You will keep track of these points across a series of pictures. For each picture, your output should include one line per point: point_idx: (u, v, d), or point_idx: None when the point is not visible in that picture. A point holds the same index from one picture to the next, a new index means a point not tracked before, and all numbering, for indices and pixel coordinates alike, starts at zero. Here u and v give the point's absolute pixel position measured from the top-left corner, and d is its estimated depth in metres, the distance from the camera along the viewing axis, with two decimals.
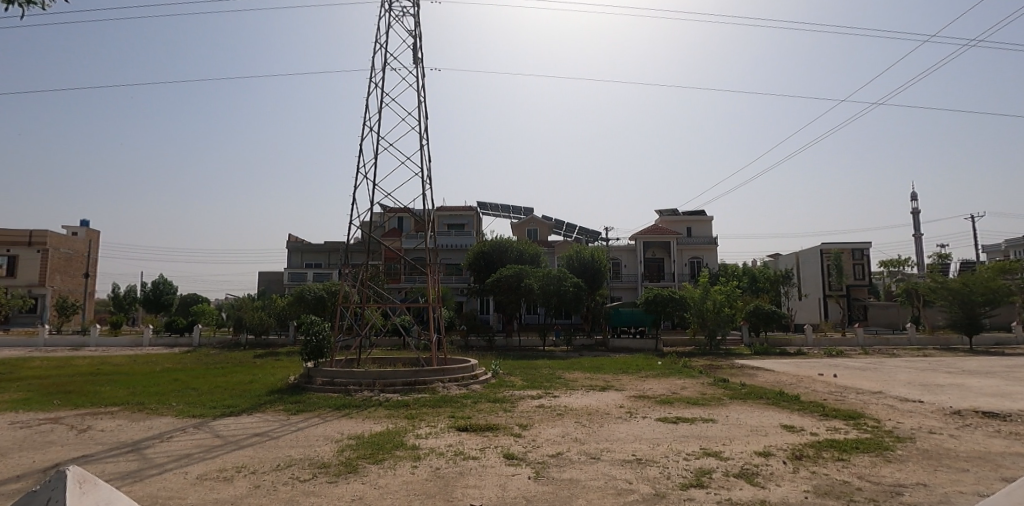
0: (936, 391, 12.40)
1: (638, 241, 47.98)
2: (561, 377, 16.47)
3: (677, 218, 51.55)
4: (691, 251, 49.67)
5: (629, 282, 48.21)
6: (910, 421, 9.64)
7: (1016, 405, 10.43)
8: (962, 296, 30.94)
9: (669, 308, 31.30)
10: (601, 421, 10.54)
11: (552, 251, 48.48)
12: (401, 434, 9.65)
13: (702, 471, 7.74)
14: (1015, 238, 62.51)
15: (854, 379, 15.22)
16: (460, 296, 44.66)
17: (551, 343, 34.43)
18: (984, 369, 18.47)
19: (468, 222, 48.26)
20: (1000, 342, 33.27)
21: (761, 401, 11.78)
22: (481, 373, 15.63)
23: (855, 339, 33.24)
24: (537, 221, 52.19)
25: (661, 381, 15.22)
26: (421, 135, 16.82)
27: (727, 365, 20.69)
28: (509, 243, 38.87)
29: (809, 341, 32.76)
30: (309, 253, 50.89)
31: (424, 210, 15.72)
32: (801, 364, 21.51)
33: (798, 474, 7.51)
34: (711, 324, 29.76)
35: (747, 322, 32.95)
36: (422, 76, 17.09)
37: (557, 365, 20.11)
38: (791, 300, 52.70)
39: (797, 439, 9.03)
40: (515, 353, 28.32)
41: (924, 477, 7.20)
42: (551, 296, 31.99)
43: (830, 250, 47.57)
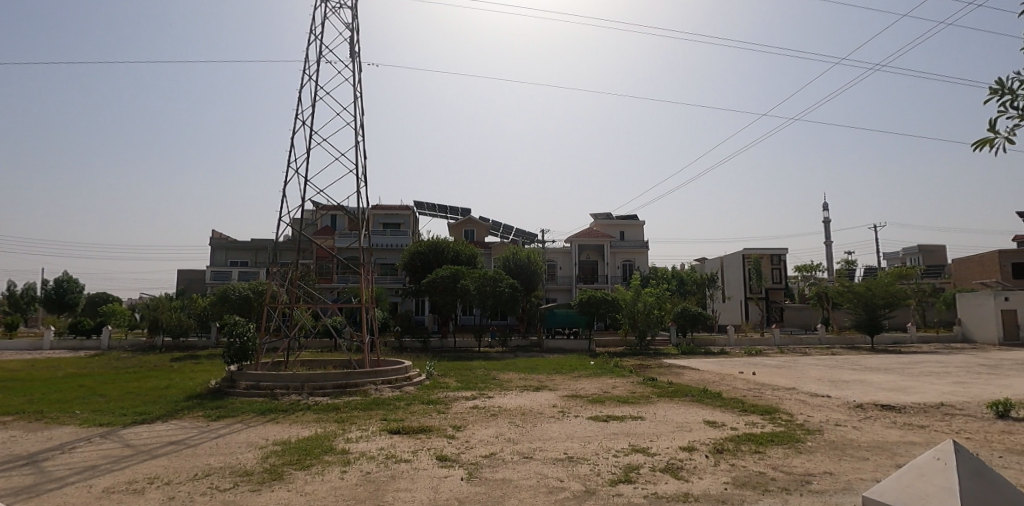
0: (842, 387, 13.40)
1: (573, 244, 48.97)
2: (495, 377, 16.48)
3: (610, 222, 53.29)
4: (624, 254, 51.15)
5: (564, 284, 49.08)
6: (819, 415, 10.36)
7: (911, 399, 11.41)
8: (866, 299, 33.62)
9: (603, 309, 32.14)
10: (534, 421, 10.62)
11: (489, 252, 48.67)
12: (330, 438, 9.33)
13: (630, 467, 8.04)
14: (911, 247, 69.12)
15: (772, 376, 16.16)
16: (396, 298, 43.93)
17: (486, 344, 34.34)
18: (882, 366, 20.20)
19: (404, 222, 47.75)
20: (898, 342, 36.36)
21: (688, 399, 12.24)
22: (415, 375, 15.40)
23: (772, 339, 35.48)
24: (474, 222, 52.09)
25: (594, 380, 15.56)
26: (357, 132, 16.63)
27: (656, 364, 21.52)
28: (445, 244, 38.76)
29: (731, 341, 34.56)
30: (235, 250, 48.49)
31: (358, 209, 15.24)
32: (720, 363, 22.69)
33: (719, 467, 7.98)
34: (642, 325, 30.52)
35: (675, 323, 34.37)
36: (359, 70, 16.83)
37: (491, 366, 20.15)
38: (715, 302, 55.55)
39: (718, 434, 9.48)
40: (449, 354, 28.05)
41: (830, 466, 7.82)
42: (487, 296, 31.86)
43: (751, 255, 50.55)
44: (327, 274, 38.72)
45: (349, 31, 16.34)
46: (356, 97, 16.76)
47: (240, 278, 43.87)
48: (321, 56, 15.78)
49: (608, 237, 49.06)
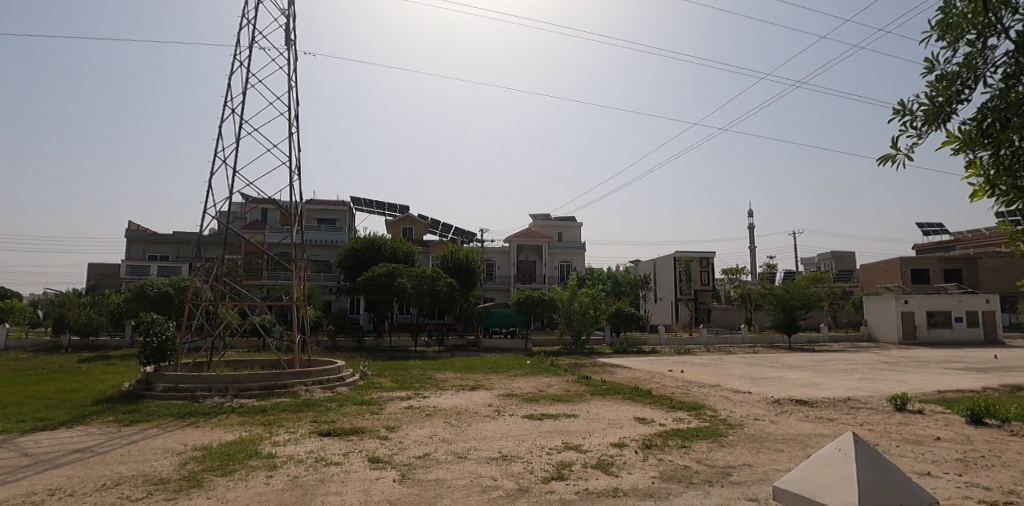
0: (762, 383, 14.24)
1: (512, 244, 49.39)
2: (431, 377, 16.34)
3: (549, 223, 54.41)
4: (561, 255, 52.01)
5: (502, 283, 49.45)
6: (741, 410, 10.95)
7: (822, 394, 12.28)
8: (785, 301, 35.90)
9: (540, 309, 32.55)
10: (470, 420, 10.63)
11: (426, 251, 48.30)
12: (255, 442, 8.93)
13: (563, 464, 8.19)
14: (825, 252, 74.56)
15: (699, 374, 16.91)
16: (330, 296, 42.66)
17: (422, 343, 34.04)
18: (797, 363, 21.65)
19: (339, 218, 46.84)
20: (813, 341, 39.02)
21: (620, 397, 12.61)
22: (348, 375, 15.06)
23: (700, 338, 37.18)
24: (412, 219, 51.48)
25: (530, 379, 15.73)
26: (291, 122, 16.10)
27: (591, 363, 22.04)
28: (382, 241, 38.15)
29: (662, 340, 35.98)
30: (154, 244, 45.58)
31: (291, 203, 14.71)
32: (651, 362, 23.54)
33: (648, 462, 8.27)
34: (578, 324, 31.35)
35: (610, 323, 35.37)
36: (295, 59, 16.31)
37: (427, 366, 19.97)
38: (647, 302, 57.68)
39: (648, 430, 9.82)
40: (384, 354, 27.59)
41: (749, 458, 8.28)
42: (424, 296, 31.58)
43: (681, 257, 52.85)
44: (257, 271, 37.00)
45: (285, 18, 15.76)
46: (291, 87, 16.21)
47: (160, 274, 41.19)
48: (254, 41, 15.14)
49: (546, 237, 49.81)
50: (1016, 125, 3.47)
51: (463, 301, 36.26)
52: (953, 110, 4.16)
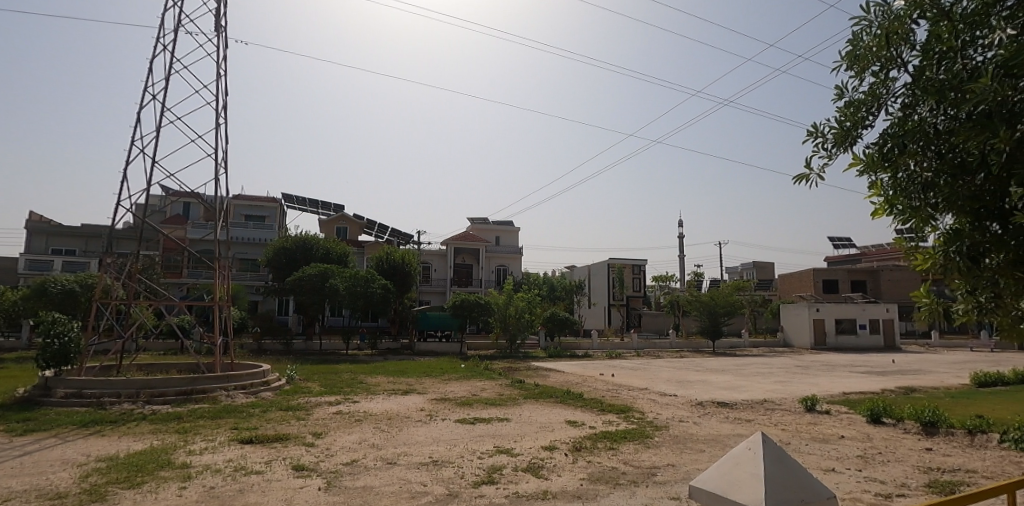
0: (687, 386, 14.92)
1: (449, 246, 49.55)
2: (362, 381, 15.98)
3: (486, 227, 54.92)
4: (498, 259, 52.22)
5: (438, 286, 49.30)
6: (666, 412, 11.41)
7: (741, 396, 13.02)
8: (710, 307, 37.83)
9: (475, 313, 32.64)
10: (401, 425, 10.51)
11: (360, 252, 47.53)
12: (168, 451, 8.40)
13: (494, 468, 8.23)
14: (747, 262, 79.38)
15: (628, 378, 17.48)
16: (255, 297, 40.85)
17: (354, 346, 33.48)
18: (719, 367, 22.83)
19: (270, 216, 44.96)
20: (734, 346, 41.20)
21: (552, 400, 12.83)
22: (273, 379, 14.52)
23: (631, 343, 38.46)
24: (346, 219, 50.43)
25: (463, 383, 15.71)
26: (218, 113, 15.25)
27: (524, 367, 22.31)
28: (314, 240, 37.23)
29: (595, 345, 37.00)
30: (59, 237, 42.06)
31: (216, 197, 13.90)
32: (583, 365, 24.09)
33: (577, 464, 8.45)
34: (513, 328, 31.72)
35: (544, 327, 36.01)
36: (226, 47, 15.48)
37: (358, 369, 19.50)
38: (582, 307, 59.18)
39: (578, 432, 10.05)
40: (313, 357, 26.87)
41: (673, 458, 8.65)
42: (357, 297, 30.82)
43: (615, 264, 55.03)
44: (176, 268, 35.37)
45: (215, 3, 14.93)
46: (220, 75, 15.35)
47: (66, 269, 38.08)
48: (179, 25, 14.24)
49: (482, 241, 50.11)
50: (911, 151, 3.96)
51: (397, 304, 35.80)
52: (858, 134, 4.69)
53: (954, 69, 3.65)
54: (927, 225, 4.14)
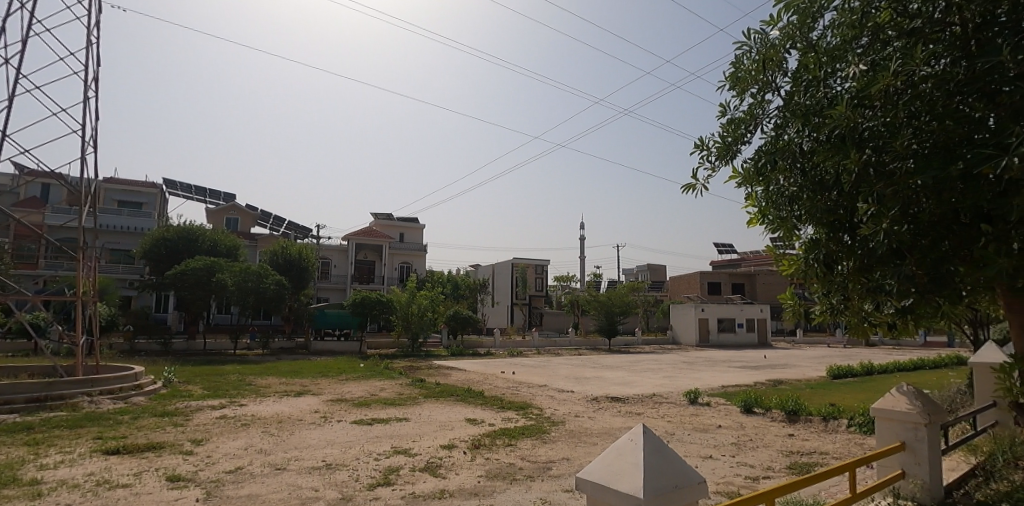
0: (583, 382, 15.62)
1: (349, 242, 48.38)
2: (251, 383, 15.12)
3: (390, 223, 54.58)
4: (402, 256, 51.81)
5: (337, 283, 47.92)
6: (562, 407, 11.87)
7: (632, 391, 13.84)
8: (607, 307, 39.87)
9: (376, 310, 32.16)
10: (292, 429, 10.14)
11: (252, 245, 45.25)
12: (13, 467, 7.45)
13: (390, 469, 8.13)
14: (642, 265, 84.76)
15: (527, 375, 17.96)
16: (128, 291, 37.46)
17: (244, 346, 31.49)
18: (614, 364, 24.09)
19: (148, 203, 41.75)
20: (628, 344, 43.62)
21: (451, 399, 12.90)
22: (146, 384, 13.43)
23: (532, 341, 39.52)
24: (237, 209, 47.74)
25: (362, 383, 15.35)
26: (86, 87, 13.75)
27: (425, 366, 22.25)
28: (200, 232, 34.84)
29: (497, 343, 37.67)
30: None
31: (82, 180, 12.49)
32: (485, 364, 24.38)
33: (474, 461, 8.56)
34: (415, 327, 31.37)
35: (447, 326, 36.11)
36: (97, 14, 14.01)
37: (248, 370, 18.37)
38: (485, 306, 60.08)
39: (478, 430, 10.20)
40: (195, 358, 24.97)
41: (567, 452, 9.01)
42: (247, 293, 29.10)
43: (519, 264, 56.69)
44: (30, 259, 31.32)
45: None
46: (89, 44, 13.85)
47: None
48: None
49: (386, 237, 49.27)
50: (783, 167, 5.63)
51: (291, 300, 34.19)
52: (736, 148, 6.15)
53: (818, 95, 5.45)
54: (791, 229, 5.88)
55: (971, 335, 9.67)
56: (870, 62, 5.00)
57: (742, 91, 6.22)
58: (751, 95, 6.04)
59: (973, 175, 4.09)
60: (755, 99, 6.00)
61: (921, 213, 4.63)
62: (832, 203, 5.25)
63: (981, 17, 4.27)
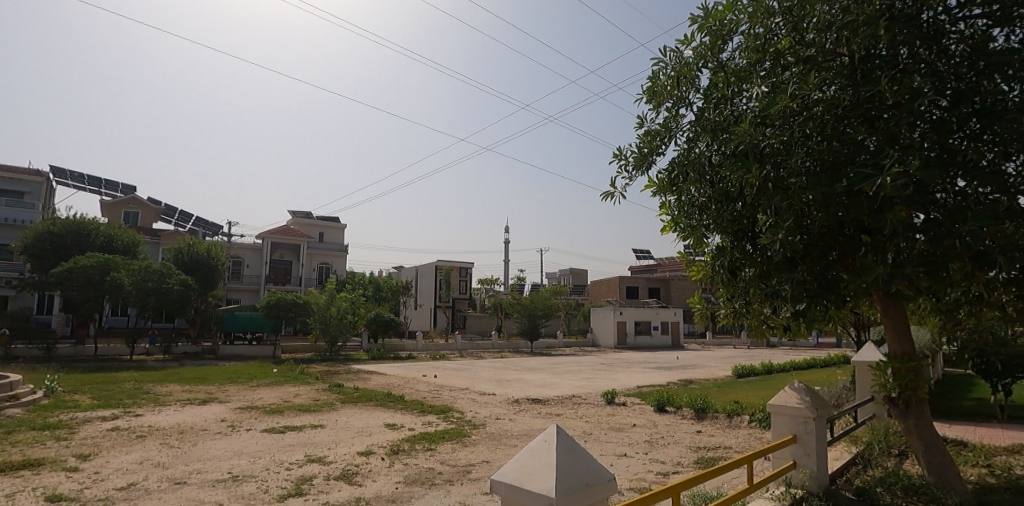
0: (505, 385, 15.76)
1: (264, 240, 46.23)
2: (149, 391, 13.93)
3: (308, 222, 52.26)
4: (321, 256, 49.75)
5: (250, 284, 45.44)
6: (484, 410, 11.88)
7: (552, 392, 14.13)
8: (530, 310, 40.54)
9: (291, 313, 30.41)
10: (196, 440, 9.43)
11: (155, 242, 42.07)
12: None
13: (303, 478, 7.74)
14: (564, 270, 87.18)
15: (449, 378, 17.84)
16: (4, 291, 33.47)
17: (141, 351, 29.05)
18: (534, 366, 24.47)
19: (30, 192, 37.23)
20: (550, 347, 44.54)
21: (371, 403, 12.55)
22: (23, 394, 12.01)
23: (455, 344, 39.42)
24: (139, 202, 44.12)
25: (274, 389, 14.60)
26: None
27: (344, 370, 21.54)
28: (93, 227, 32.02)
29: (419, 346, 37.27)
30: None
31: None
32: (406, 367, 23.97)
33: (393, 467, 8.35)
34: (333, 330, 30.62)
35: (368, 328, 35.33)
36: None
37: (145, 377, 16.91)
38: (407, 309, 59.10)
39: (397, 435, 9.98)
40: (84, 364, 22.65)
41: (487, 454, 9.02)
42: (147, 295, 26.94)
43: (443, 267, 56.39)
44: None
45: None
46: None
47: None
48: None
49: (305, 237, 47.82)
50: (694, 179, 6.10)
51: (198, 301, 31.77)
52: (652, 159, 6.49)
53: (726, 112, 5.81)
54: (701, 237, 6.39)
55: (855, 336, 10.67)
56: (771, 85, 5.36)
57: (658, 104, 6.57)
58: (667, 109, 6.40)
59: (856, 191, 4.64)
60: (669, 113, 6.36)
61: (812, 226, 5.18)
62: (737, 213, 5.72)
63: (866, 50, 4.91)
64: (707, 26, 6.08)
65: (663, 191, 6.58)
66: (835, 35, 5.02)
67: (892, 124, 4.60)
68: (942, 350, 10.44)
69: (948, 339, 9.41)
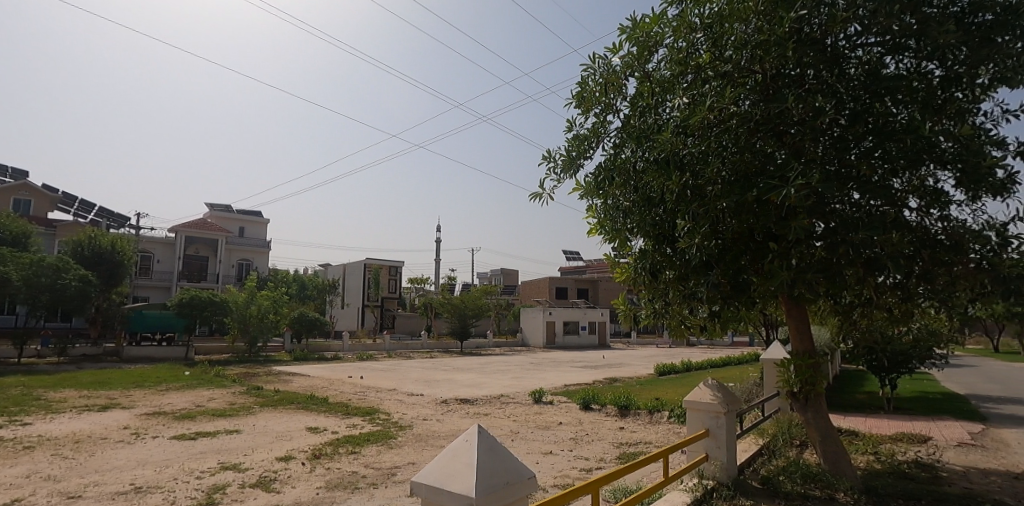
0: (433, 385, 15.62)
1: (178, 234, 43.21)
2: (39, 397, 12.66)
3: (228, 215, 50.09)
4: (240, 253, 47.96)
5: (161, 280, 42.46)
6: (411, 411, 11.72)
7: (480, 392, 14.16)
8: (460, 310, 40.47)
9: (207, 312, 28.46)
10: (94, 450, 8.68)
11: (51, 233, 38.62)
12: None
13: (215, 487, 7.31)
14: (495, 270, 87.88)
15: (376, 379, 17.45)
16: None
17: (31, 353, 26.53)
18: (464, 366, 24.42)
19: None
20: (479, 346, 44.64)
21: (292, 406, 12.05)
22: None
23: (383, 344, 38.70)
24: (31, 188, 40.13)
25: (185, 393, 13.69)
26: None
27: (264, 372, 20.57)
28: None
29: (345, 347, 36.33)
30: None
31: None
32: (330, 368, 23.27)
33: (314, 472, 8.06)
34: (253, 330, 29.32)
35: (291, 328, 34.05)
36: None
37: (33, 382, 15.33)
38: (334, 308, 57.29)
39: (319, 439, 9.64)
40: None
41: (414, 456, 8.89)
42: (39, 291, 24.54)
43: (373, 265, 55.10)
44: None
45: None
46: None
47: None
48: None
49: (223, 231, 45.15)
50: (619, 183, 6.29)
51: (99, 299, 30.01)
52: (580, 163, 6.67)
53: (651, 121, 6.06)
54: (625, 240, 6.58)
55: (764, 336, 11.45)
56: (693, 97, 5.64)
57: (587, 110, 6.73)
58: (595, 115, 6.59)
59: (765, 200, 4.99)
60: (597, 118, 6.56)
61: (726, 232, 5.50)
62: (659, 217, 5.97)
63: (776, 69, 5.26)
64: (636, 36, 6.31)
65: (590, 194, 6.73)
66: (750, 52, 5.35)
67: (798, 139, 4.93)
68: (838, 348, 11.38)
69: (843, 338, 10.27)
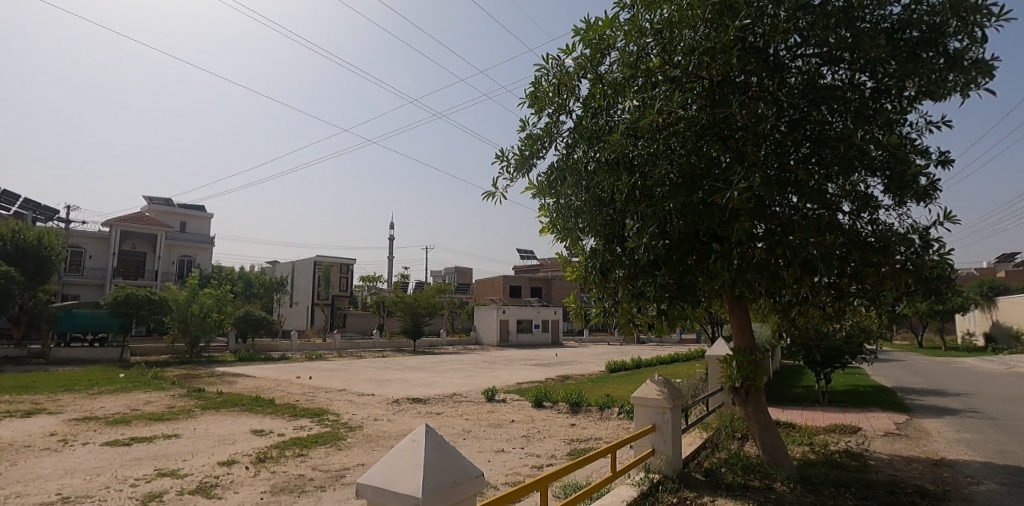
0: (385, 385, 15.40)
1: (111, 228, 40.80)
2: None
3: (169, 209, 47.72)
4: (181, 249, 45.98)
5: (93, 277, 40.33)
6: (361, 412, 11.52)
7: (433, 391, 14.07)
8: (413, 308, 40.14)
9: (144, 311, 27.08)
10: (16, 459, 8.12)
11: None
12: None
13: (151, 495, 6.97)
14: (450, 268, 87.46)
15: (326, 379, 17.05)
16: None
17: None
18: (415, 365, 24.19)
19: None
20: (433, 345, 44.35)
21: (236, 409, 11.63)
22: None
23: (334, 343, 37.88)
24: None
25: (119, 397, 12.98)
26: None
27: (206, 373, 19.76)
28: None
29: (294, 346, 35.36)
30: None
31: None
32: (276, 369, 22.57)
33: (258, 476, 7.81)
34: (195, 329, 28.24)
35: (235, 328, 32.85)
36: None
37: None
38: (283, 307, 55.80)
39: (265, 442, 9.35)
40: None
41: (363, 457, 8.75)
42: None
43: (322, 262, 54.13)
44: None
45: None
46: None
47: None
48: None
49: (163, 227, 43.16)
50: (571, 183, 6.37)
51: (23, 298, 28.09)
52: (533, 162, 6.72)
53: (602, 122, 6.16)
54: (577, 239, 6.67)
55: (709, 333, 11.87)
56: (642, 99, 5.78)
57: (540, 109, 6.78)
58: (548, 115, 6.64)
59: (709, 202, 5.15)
60: (550, 119, 6.63)
61: (673, 232, 5.65)
62: (609, 218, 6.09)
63: (721, 76, 5.45)
64: (588, 38, 6.40)
65: (542, 193, 6.78)
66: (697, 58, 5.51)
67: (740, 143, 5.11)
68: (778, 345, 11.91)
69: (782, 335, 10.76)
